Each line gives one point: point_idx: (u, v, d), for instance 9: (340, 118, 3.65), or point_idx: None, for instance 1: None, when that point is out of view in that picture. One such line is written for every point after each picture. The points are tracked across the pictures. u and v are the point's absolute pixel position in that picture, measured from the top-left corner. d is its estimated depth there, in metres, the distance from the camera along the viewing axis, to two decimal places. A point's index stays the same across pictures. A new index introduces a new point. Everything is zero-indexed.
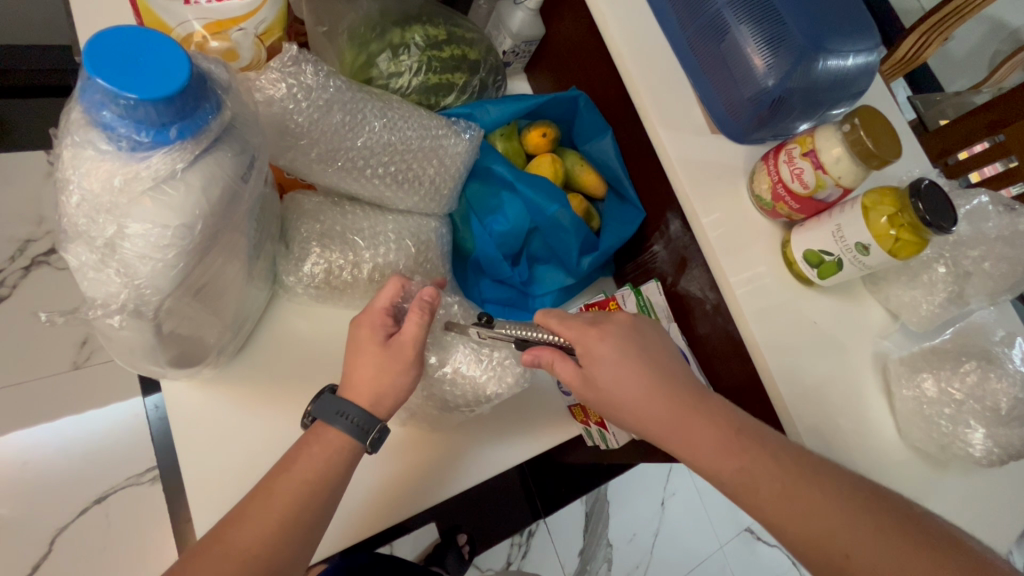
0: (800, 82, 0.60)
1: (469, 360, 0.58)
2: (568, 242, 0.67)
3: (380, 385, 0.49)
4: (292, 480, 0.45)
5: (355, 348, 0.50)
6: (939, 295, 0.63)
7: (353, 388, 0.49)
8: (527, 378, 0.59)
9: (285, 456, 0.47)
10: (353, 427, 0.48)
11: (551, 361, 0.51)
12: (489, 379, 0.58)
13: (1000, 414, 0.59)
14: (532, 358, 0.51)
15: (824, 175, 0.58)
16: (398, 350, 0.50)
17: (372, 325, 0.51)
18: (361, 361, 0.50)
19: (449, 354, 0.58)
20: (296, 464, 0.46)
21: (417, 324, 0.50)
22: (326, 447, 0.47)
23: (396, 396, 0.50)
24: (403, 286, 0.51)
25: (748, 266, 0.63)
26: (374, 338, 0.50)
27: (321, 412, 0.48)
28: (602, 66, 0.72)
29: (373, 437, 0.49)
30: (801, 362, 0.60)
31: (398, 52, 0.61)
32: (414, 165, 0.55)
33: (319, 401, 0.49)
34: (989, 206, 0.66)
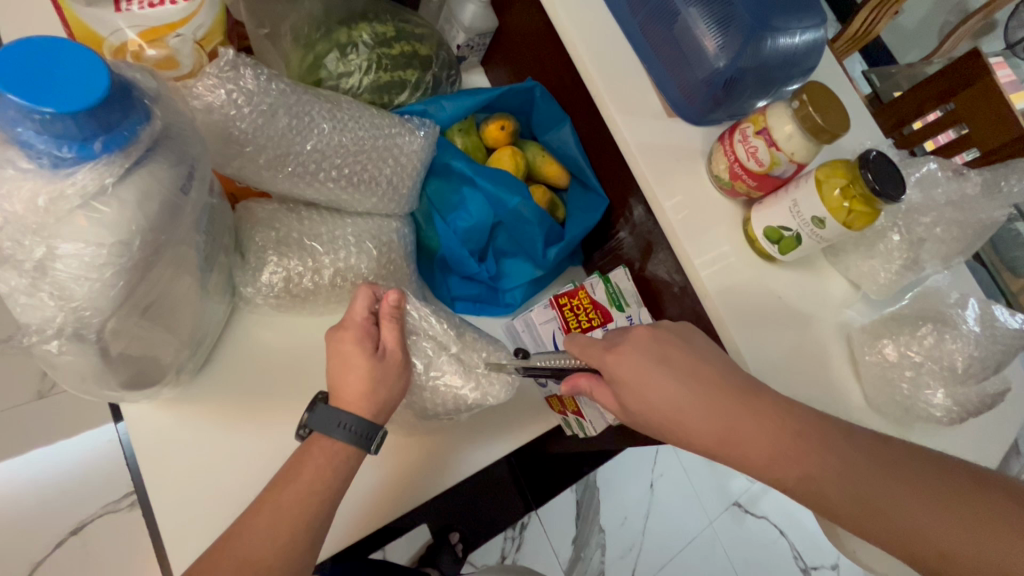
0: (750, 62, 0.61)
1: (455, 367, 0.56)
2: (533, 234, 0.67)
3: (376, 395, 0.48)
4: (293, 493, 0.44)
5: (342, 359, 0.49)
6: (895, 263, 0.65)
7: (351, 400, 0.48)
8: (511, 390, 0.58)
9: (281, 472, 0.46)
10: (356, 437, 0.47)
11: (589, 388, 0.51)
12: (470, 389, 0.56)
13: (956, 373, 0.61)
14: (571, 388, 0.51)
15: (777, 152, 0.59)
16: (388, 360, 0.50)
17: (358, 339, 0.49)
18: (351, 373, 0.48)
19: (440, 354, 0.56)
20: (300, 474, 0.45)
21: (394, 331, 0.51)
22: (325, 457, 0.46)
23: (393, 402, 0.50)
24: (374, 292, 0.51)
25: (712, 248, 0.64)
26: (360, 346, 0.49)
27: (321, 425, 0.47)
28: (556, 56, 0.72)
29: (376, 442, 0.48)
30: (767, 338, 0.62)
31: (346, 51, 0.60)
32: (370, 165, 0.54)
33: (313, 412, 0.47)
34: (938, 172, 0.68)
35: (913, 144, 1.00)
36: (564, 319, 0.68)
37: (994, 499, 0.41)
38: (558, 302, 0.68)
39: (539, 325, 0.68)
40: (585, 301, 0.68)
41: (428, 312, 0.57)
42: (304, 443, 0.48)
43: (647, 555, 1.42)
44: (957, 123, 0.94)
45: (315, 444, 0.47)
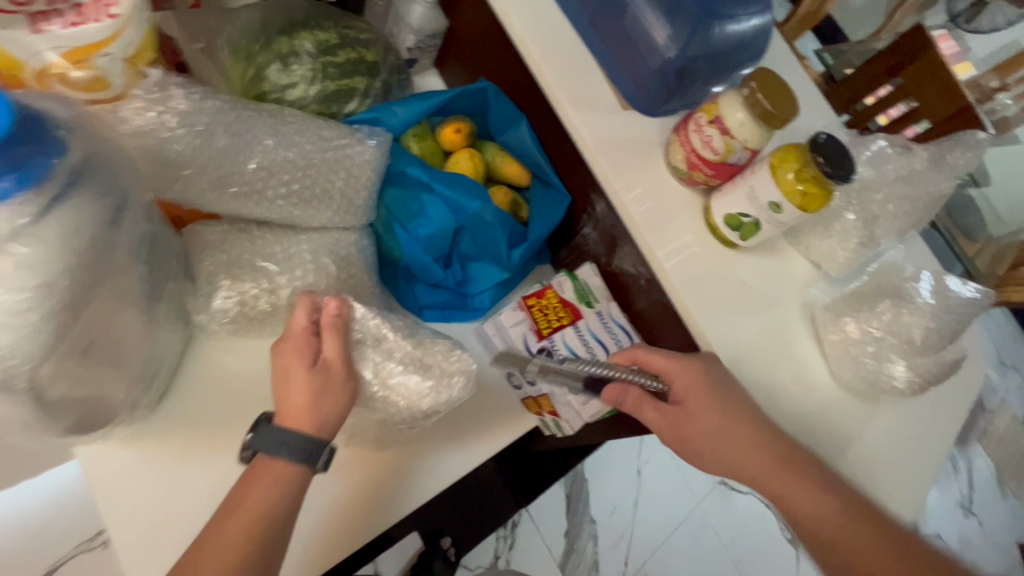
0: (700, 50, 0.61)
1: (410, 370, 0.50)
2: (495, 237, 0.66)
3: (320, 411, 0.43)
4: (239, 524, 0.40)
5: (280, 373, 0.44)
6: (852, 241, 0.66)
7: (292, 414, 0.42)
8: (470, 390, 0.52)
9: (224, 504, 0.41)
10: (301, 454, 0.42)
11: (641, 397, 0.58)
12: (426, 396, 0.50)
13: (915, 345, 0.62)
14: (616, 394, 0.58)
15: (731, 139, 0.59)
16: (328, 371, 0.44)
17: (296, 352, 0.44)
18: (292, 389, 0.43)
19: (390, 358, 0.49)
20: (243, 503, 0.40)
21: (335, 341, 0.45)
22: (270, 482, 0.41)
23: (340, 416, 0.44)
24: (313, 300, 0.46)
25: (674, 239, 0.65)
26: (298, 357, 0.43)
27: (264, 444, 0.42)
28: (506, 54, 0.71)
29: (324, 458, 0.43)
30: (732, 324, 0.63)
31: (288, 61, 0.58)
32: (320, 179, 0.53)
33: (256, 433, 0.42)
34: (887, 149, 0.70)
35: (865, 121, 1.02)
36: (534, 320, 0.67)
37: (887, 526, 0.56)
38: (526, 303, 0.68)
39: (509, 328, 0.68)
40: (553, 301, 0.68)
41: (380, 322, 0.49)
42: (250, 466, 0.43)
43: (640, 541, 1.44)
44: (907, 97, 0.95)
45: (261, 470, 0.42)
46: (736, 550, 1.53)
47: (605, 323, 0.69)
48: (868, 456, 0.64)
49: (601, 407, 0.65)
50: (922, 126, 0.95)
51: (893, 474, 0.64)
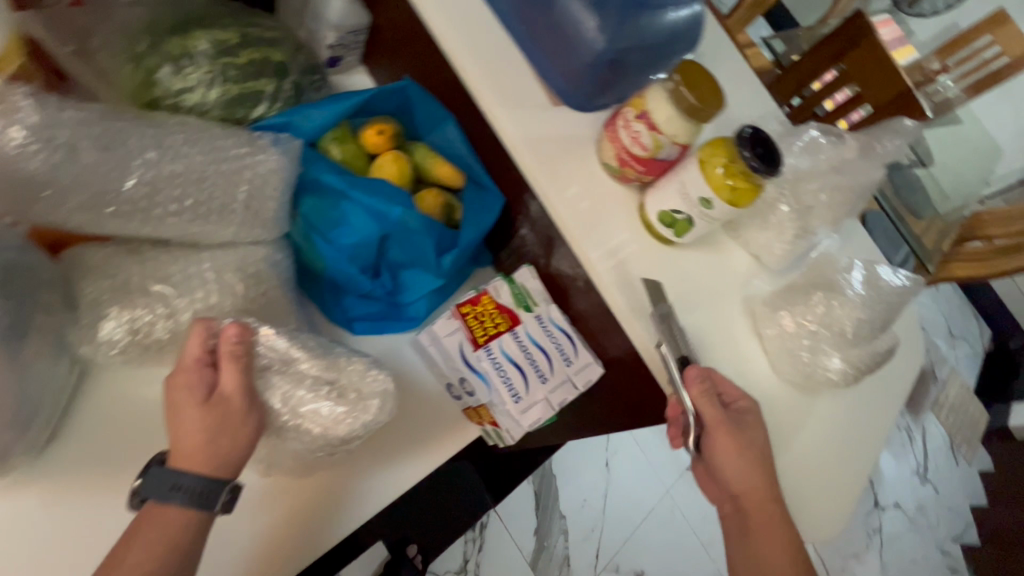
0: (630, 40, 0.59)
1: (323, 395, 0.46)
2: (423, 243, 0.62)
3: (216, 448, 0.39)
4: None
5: (172, 411, 0.40)
6: (789, 233, 0.66)
7: (185, 456, 0.39)
8: (390, 411, 0.49)
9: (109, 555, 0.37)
10: (197, 497, 0.38)
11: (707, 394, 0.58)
12: (342, 423, 0.47)
13: (847, 336, 0.62)
14: (698, 376, 0.58)
15: (659, 135, 0.57)
16: (225, 406, 0.40)
17: (186, 385, 0.40)
18: (183, 427, 0.39)
19: (300, 385, 0.46)
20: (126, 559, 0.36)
21: (234, 371, 0.41)
22: (160, 530, 0.38)
23: (240, 453, 0.40)
24: (211, 327, 0.41)
25: (610, 238, 0.63)
26: (189, 392, 0.39)
27: (153, 491, 0.38)
28: (429, 51, 0.68)
29: (224, 499, 0.40)
30: (669, 324, 0.61)
31: (181, 64, 0.53)
32: (217, 193, 0.48)
33: (144, 479, 0.38)
34: (821, 138, 0.69)
35: (811, 108, 1.00)
36: (469, 328, 0.64)
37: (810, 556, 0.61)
38: (461, 311, 0.65)
39: (443, 338, 0.64)
40: (489, 307, 0.66)
41: (288, 343, 0.47)
42: (139, 515, 0.39)
43: (610, 533, 1.44)
44: (849, 82, 0.96)
45: (150, 518, 0.38)
46: (705, 534, 1.55)
47: (545, 327, 0.67)
48: (811, 448, 0.64)
49: (541, 414, 0.64)
50: (865, 110, 0.95)
51: (837, 465, 0.64)
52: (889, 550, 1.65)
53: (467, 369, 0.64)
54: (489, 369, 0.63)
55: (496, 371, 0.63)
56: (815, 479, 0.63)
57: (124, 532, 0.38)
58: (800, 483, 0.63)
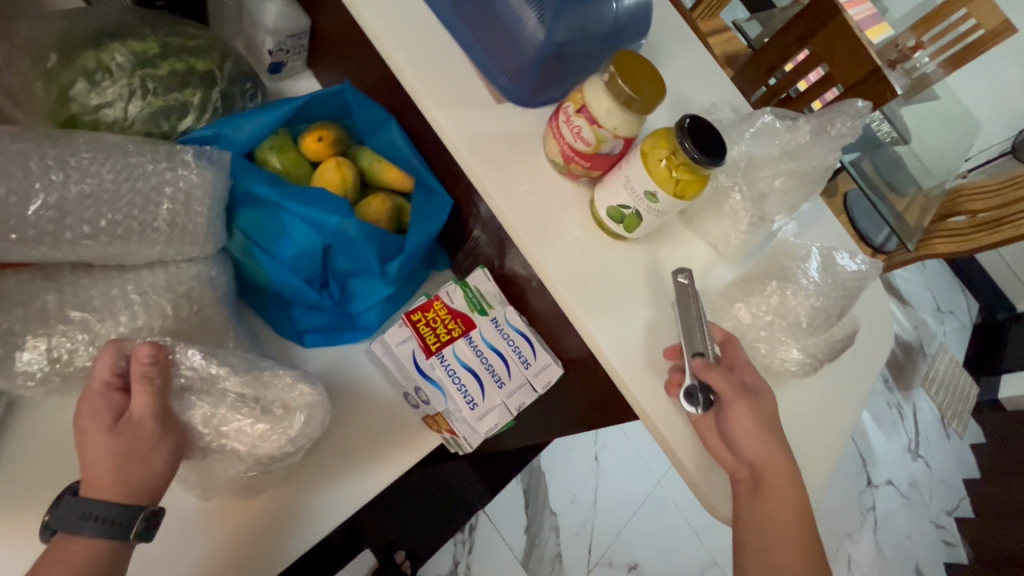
0: (570, 34, 0.59)
1: (247, 412, 0.46)
2: (366, 252, 0.60)
3: (129, 472, 0.38)
4: None
5: (80, 439, 0.39)
6: (743, 222, 0.65)
7: (95, 484, 0.38)
8: (320, 423, 0.48)
9: None
10: (109, 526, 0.37)
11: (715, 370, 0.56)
12: (267, 439, 0.46)
13: (806, 325, 0.61)
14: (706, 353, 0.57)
15: (599, 129, 0.56)
16: (135, 431, 0.39)
17: (94, 411, 0.39)
18: (92, 453, 0.38)
19: (222, 403, 0.45)
20: None
21: (147, 394, 0.40)
22: (69, 563, 0.36)
23: (157, 475, 0.40)
24: (121, 348, 0.41)
25: (561, 235, 0.61)
26: (96, 418, 0.39)
27: (61, 522, 0.37)
28: (367, 53, 0.66)
29: (139, 527, 0.39)
30: (624, 321, 0.60)
31: (97, 78, 0.52)
32: (134, 211, 0.47)
33: (54, 510, 0.37)
34: (775, 123, 0.68)
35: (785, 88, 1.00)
36: (421, 335, 0.63)
37: (815, 558, 0.55)
38: (411, 318, 0.63)
39: (395, 347, 0.63)
40: (441, 312, 0.64)
41: (207, 360, 0.45)
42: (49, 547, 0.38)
43: (602, 527, 1.43)
44: (820, 62, 0.95)
45: (58, 551, 0.36)
46: (698, 522, 1.54)
47: (500, 329, 0.65)
48: None
49: (498, 420, 0.62)
50: (836, 90, 0.94)
51: (807, 457, 0.62)
52: (883, 527, 1.61)
53: (420, 378, 0.62)
54: (442, 376, 0.62)
55: (450, 378, 0.62)
56: None
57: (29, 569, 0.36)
58: None
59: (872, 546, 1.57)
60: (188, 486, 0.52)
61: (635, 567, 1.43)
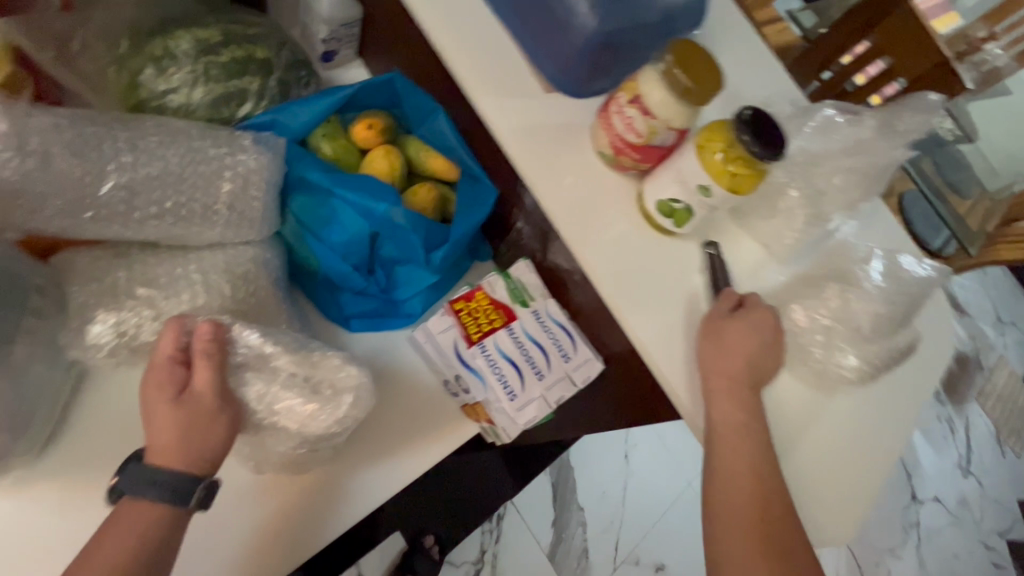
0: (620, 20, 0.57)
1: (297, 392, 0.46)
2: (413, 239, 0.61)
3: (190, 443, 0.40)
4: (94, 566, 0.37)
5: (146, 410, 0.41)
6: (797, 220, 0.62)
7: (160, 452, 0.40)
8: (366, 408, 0.48)
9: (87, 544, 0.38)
10: (171, 492, 0.40)
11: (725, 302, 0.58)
12: (316, 419, 0.47)
13: (865, 331, 0.58)
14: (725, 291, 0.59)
15: (653, 120, 0.55)
16: (196, 403, 0.41)
17: (159, 383, 0.41)
18: (158, 424, 0.40)
19: (274, 381, 0.46)
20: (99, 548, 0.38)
21: (208, 370, 0.42)
22: (133, 522, 0.39)
23: (217, 447, 0.42)
24: (181, 326, 0.43)
25: (607, 228, 0.60)
26: (161, 388, 0.41)
27: (130, 485, 0.40)
28: (417, 43, 0.66)
29: (199, 496, 0.41)
30: (668, 320, 0.59)
31: (165, 65, 0.54)
32: (197, 193, 0.49)
33: (123, 473, 0.40)
34: (836, 118, 0.65)
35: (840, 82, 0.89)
36: (463, 324, 0.63)
37: None
38: (454, 308, 0.64)
39: (437, 335, 0.63)
40: (484, 303, 0.64)
41: (262, 339, 0.46)
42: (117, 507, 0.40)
43: (630, 526, 1.41)
44: (881, 56, 0.85)
45: (126, 510, 0.39)
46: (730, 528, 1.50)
47: (542, 322, 0.65)
48: (825, 446, 0.59)
49: (537, 412, 0.62)
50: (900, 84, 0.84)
51: (856, 467, 0.59)
52: (927, 544, 1.54)
53: (461, 366, 0.63)
54: (483, 366, 0.62)
55: (491, 368, 0.62)
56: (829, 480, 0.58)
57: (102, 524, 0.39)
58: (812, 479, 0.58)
59: (914, 563, 1.50)
60: (241, 459, 0.54)
61: (661, 568, 1.41)
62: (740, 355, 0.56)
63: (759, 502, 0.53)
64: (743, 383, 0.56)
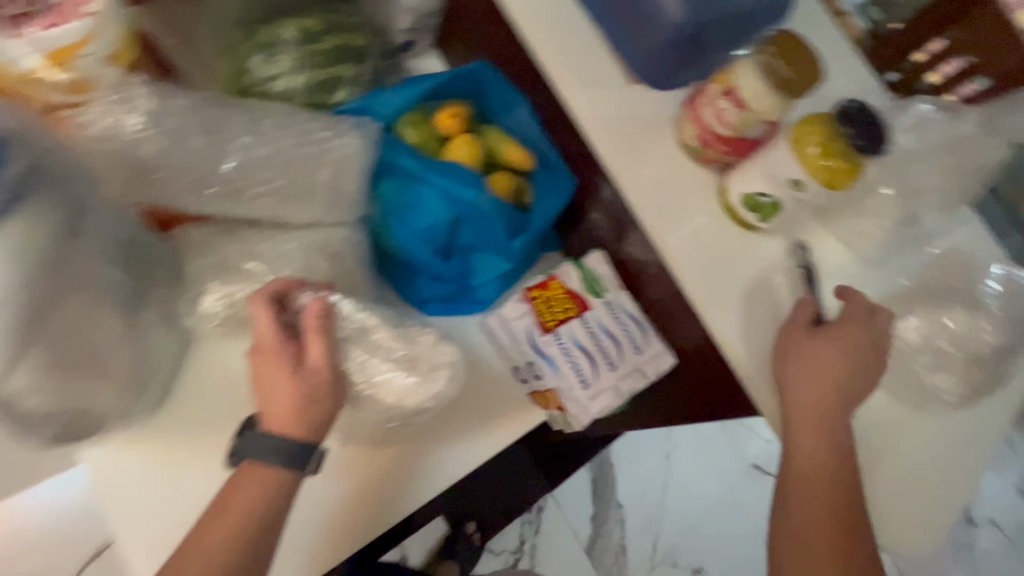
0: (712, 14, 0.54)
1: (399, 368, 0.51)
2: (493, 226, 0.63)
3: (309, 412, 0.45)
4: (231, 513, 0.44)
5: (263, 381, 0.45)
6: (886, 219, 0.60)
7: (280, 420, 0.44)
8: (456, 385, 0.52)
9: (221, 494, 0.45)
10: (291, 456, 0.44)
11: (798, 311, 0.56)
12: (413, 394, 0.51)
13: (953, 332, 0.58)
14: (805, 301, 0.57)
15: (746, 112, 0.54)
16: (313, 376, 0.45)
17: (275, 358, 0.45)
18: (278, 394, 0.44)
19: (376, 354, 0.50)
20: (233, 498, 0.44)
21: (320, 346, 0.45)
22: (260, 480, 0.44)
23: (329, 416, 0.46)
24: (274, 305, 0.45)
25: (688, 222, 0.60)
26: (283, 365, 0.45)
27: (253, 449, 0.44)
28: (501, 33, 0.67)
29: (313, 460, 0.45)
30: (748, 316, 0.58)
31: (271, 52, 0.56)
32: (303, 174, 0.51)
33: (244, 437, 0.45)
34: (932, 114, 0.62)
35: None
36: (538, 312, 0.64)
37: None
38: (530, 295, 0.65)
39: (512, 321, 0.65)
40: (558, 292, 0.65)
41: (365, 314, 0.51)
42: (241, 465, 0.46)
43: (670, 527, 1.35)
44: (962, 52, 0.62)
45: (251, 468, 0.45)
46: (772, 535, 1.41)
47: (615, 314, 0.65)
48: (904, 450, 0.58)
49: (610, 401, 0.63)
50: None
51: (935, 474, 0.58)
52: None
53: (536, 354, 0.63)
54: (557, 354, 0.63)
55: (564, 356, 0.63)
56: None
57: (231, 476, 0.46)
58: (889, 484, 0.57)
59: None
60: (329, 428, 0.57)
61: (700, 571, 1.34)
62: (822, 359, 0.54)
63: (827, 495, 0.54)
64: (832, 383, 0.53)
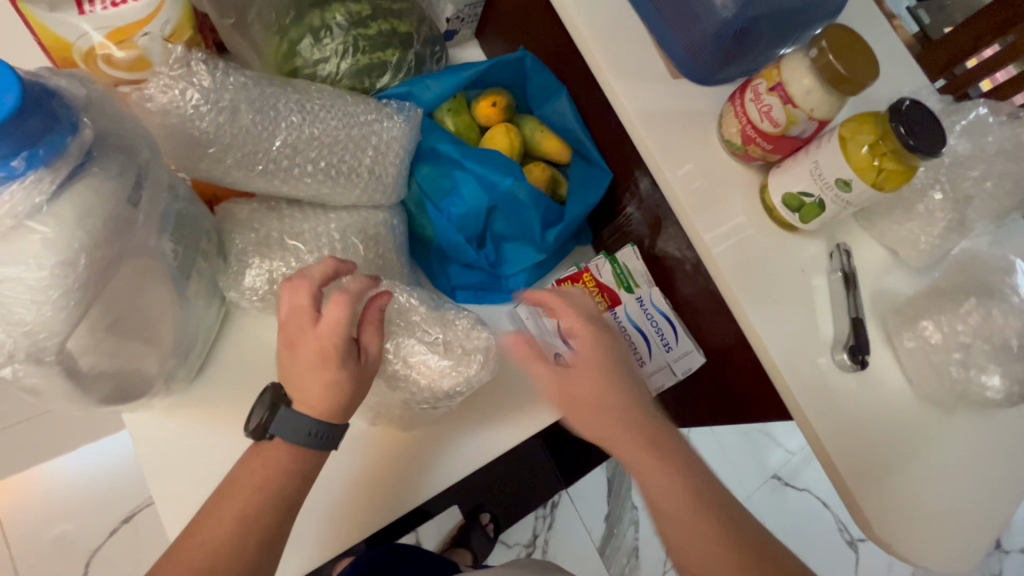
0: (763, 8, 0.53)
1: (434, 350, 0.53)
2: (529, 215, 0.63)
3: (355, 400, 0.47)
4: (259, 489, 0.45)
5: (318, 373, 0.45)
6: (937, 226, 0.58)
7: (329, 409, 0.46)
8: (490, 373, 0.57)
9: (243, 468, 0.45)
10: (330, 441, 0.47)
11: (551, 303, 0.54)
12: (447, 375, 0.53)
13: (1010, 348, 0.55)
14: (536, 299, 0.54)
15: (794, 109, 0.53)
16: (369, 367, 0.47)
17: (332, 351, 0.45)
18: (331, 387, 0.45)
19: (413, 335, 0.53)
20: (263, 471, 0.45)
21: (376, 337, 0.48)
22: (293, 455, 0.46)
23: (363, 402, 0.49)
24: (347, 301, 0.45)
25: (728, 219, 0.59)
26: (332, 356, 0.45)
27: (290, 431, 0.45)
28: (545, 22, 0.66)
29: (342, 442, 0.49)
30: (788, 319, 0.56)
31: (320, 35, 0.57)
32: (346, 156, 0.53)
33: (275, 418, 0.45)
34: (989, 118, 0.61)
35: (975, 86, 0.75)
36: None
37: None
38: (561, 287, 0.64)
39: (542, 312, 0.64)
40: (589, 285, 0.65)
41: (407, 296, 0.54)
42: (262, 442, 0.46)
43: None
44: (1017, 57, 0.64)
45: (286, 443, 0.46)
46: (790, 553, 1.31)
47: (646, 311, 0.65)
48: (950, 466, 0.55)
49: None
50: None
51: (981, 492, 0.55)
52: None
53: None
54: None
55: None
56: (953, 504, 0.54)
57: (251, 450, 0.46)
58: (932, 500, 0.54)
59: None
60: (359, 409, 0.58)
61: None
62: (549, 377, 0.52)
63: (857, 501, 0.52)
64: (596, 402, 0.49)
